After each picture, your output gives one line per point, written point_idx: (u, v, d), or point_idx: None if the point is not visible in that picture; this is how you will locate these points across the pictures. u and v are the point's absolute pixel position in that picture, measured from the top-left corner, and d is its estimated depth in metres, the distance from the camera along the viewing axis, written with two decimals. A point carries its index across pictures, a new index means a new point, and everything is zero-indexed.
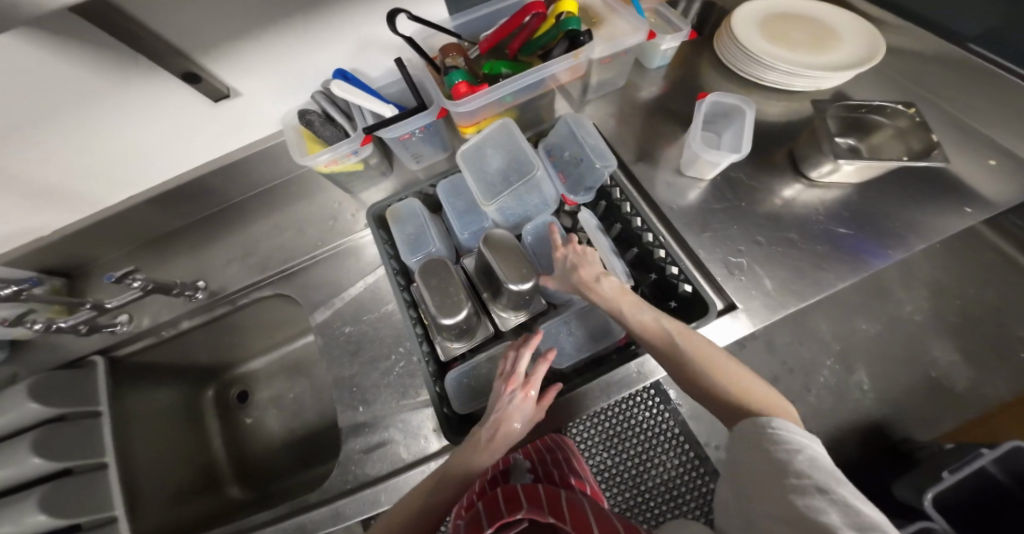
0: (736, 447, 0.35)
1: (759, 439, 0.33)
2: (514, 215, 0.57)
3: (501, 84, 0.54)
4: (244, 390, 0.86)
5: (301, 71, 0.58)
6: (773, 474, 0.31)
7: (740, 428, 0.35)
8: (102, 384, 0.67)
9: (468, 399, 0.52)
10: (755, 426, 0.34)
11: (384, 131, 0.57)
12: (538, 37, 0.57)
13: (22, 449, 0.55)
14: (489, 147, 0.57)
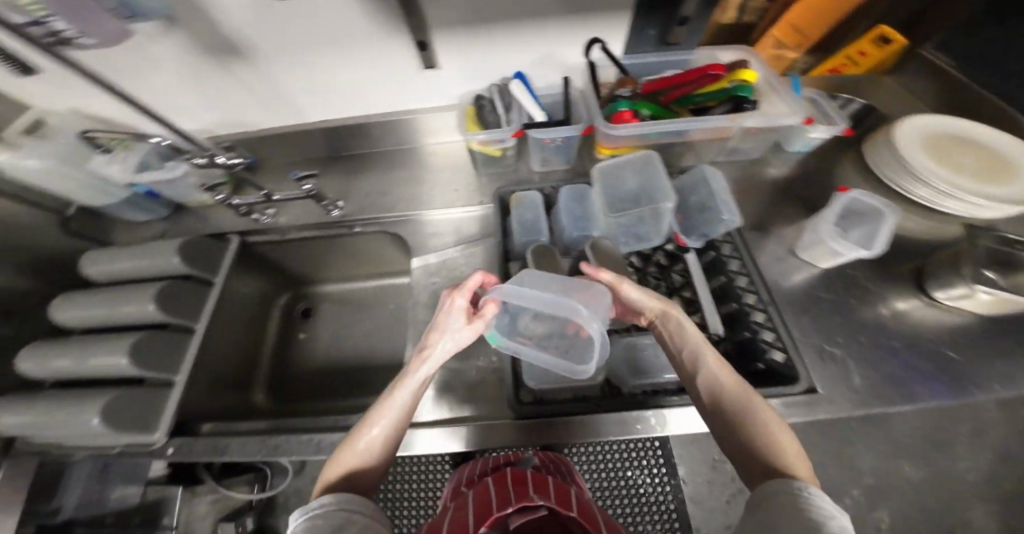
0: (758, 507, 0.31)
1: (792, 495, 0.30)
2: (627, 234, 0.61)
3: (653, 122, 0.60)
4: (309, 307, 0.99)
5: (492, 62, 0.69)
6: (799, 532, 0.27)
7: (768, 482, 0.32)
8: (225, 262, 0.76)
9: (536, 374, 0.57)
10: (788, 483, 0.31)
11: (537, 132, 0.65)
12: (700, 94, 0.62)
13: (148, 294, 0.62)
14: (628, 171, 0.63)
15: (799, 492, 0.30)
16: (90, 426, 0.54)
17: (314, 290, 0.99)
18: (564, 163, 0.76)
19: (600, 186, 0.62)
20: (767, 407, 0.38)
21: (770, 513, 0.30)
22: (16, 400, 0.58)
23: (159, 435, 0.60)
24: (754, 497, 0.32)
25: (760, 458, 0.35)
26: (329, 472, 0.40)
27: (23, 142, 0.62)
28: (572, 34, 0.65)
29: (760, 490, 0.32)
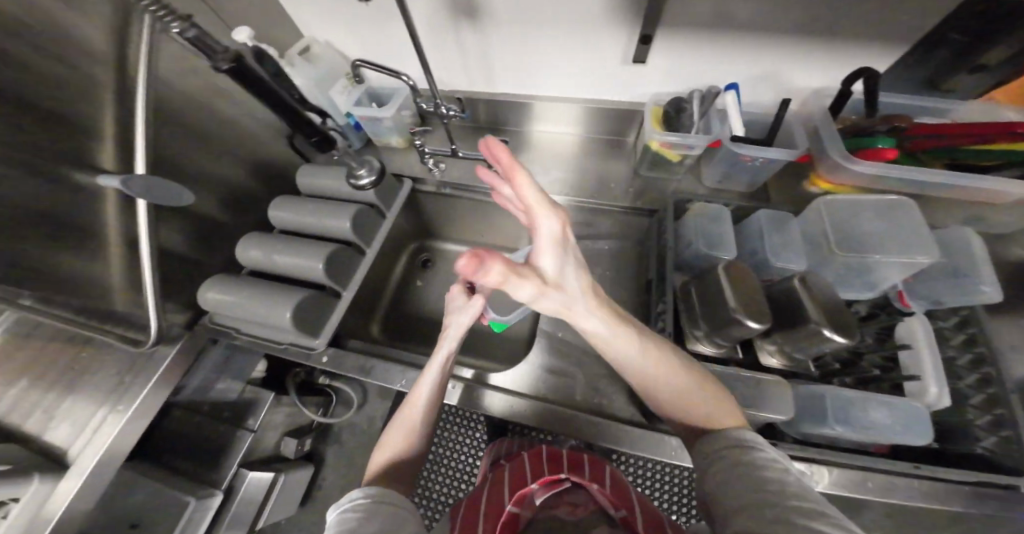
0: (709, 463, 0.42)
1: (733, 450, 0.41)
2: (843, 277, 0.56)
3: (920, 171, 0.56)
4: (428, 259, 1.09)
5: (703, 68, 0.67)
6: (752, 484, 0.37)
7: (714, 437, 0.43)
8: (397, 202, 0.87)
9: (707, 396, 0.53)
10: (736, 436, 0.42)
11: (737, 146, 0.59)
12: (966, 151, 0.57)
13: (343, 215, 0.73)
14: (867, 211, 0.56)
15: (738, 442, 0.42)
16: (280, 318, 0.63)
17: (433, 246, 1.09)
18: (745, 186, 0.67)
19: (832, 220, 0.56)
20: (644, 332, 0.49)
21: (727, 469, 0.40)
22: (223, 278, 0.68)
23: (319, 340, 0.68)
24: (710, 452, 0.42)
25: (700, 417, 0.45)
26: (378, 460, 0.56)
27: (294, 62, 0.75)
28: (806, 57, 0.62)
29: (711, 448, 0.42)
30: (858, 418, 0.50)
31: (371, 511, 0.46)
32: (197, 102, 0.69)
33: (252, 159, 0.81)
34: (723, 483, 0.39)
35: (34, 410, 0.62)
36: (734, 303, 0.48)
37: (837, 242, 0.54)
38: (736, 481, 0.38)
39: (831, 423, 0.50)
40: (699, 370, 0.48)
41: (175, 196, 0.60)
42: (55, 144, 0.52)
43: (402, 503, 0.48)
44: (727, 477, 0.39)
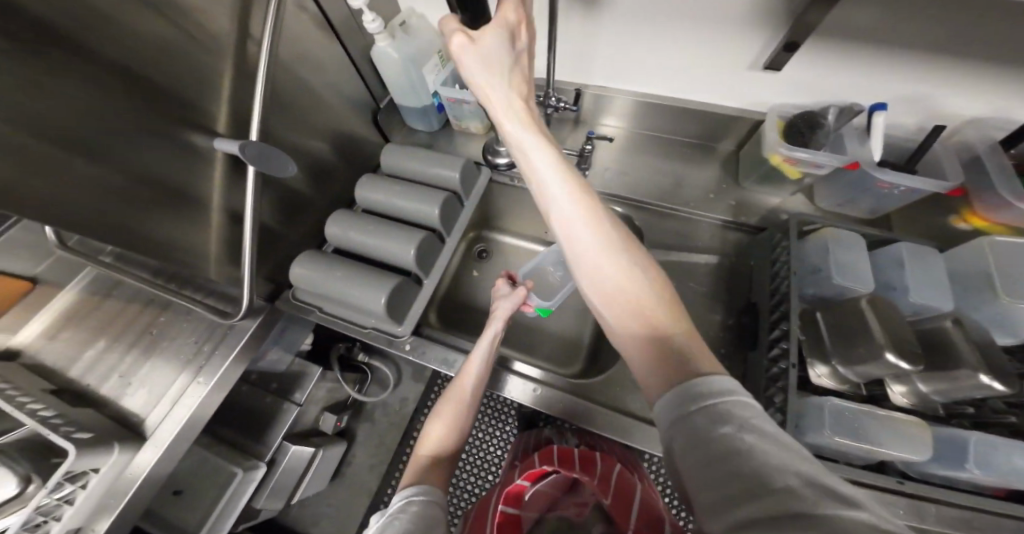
0: (676, 410, 0.33)
1: (701, 395, 0.32)
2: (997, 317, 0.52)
3: None
4: (483, 248, 1.02)
5: (850, 81, 0.56)
6: (718, 449, 0.29)
7: (669, 392, 0.34)
8: (478, 191, 0.84)
9: (841, 429, 0.51)
10: (699, 388, 0.33)
11: (878, 171, 0.54)
12: None
13: (438, 199, 0.73)
14: None
15: (713, 405, 0.32)
16: (375, 303, 0.63)
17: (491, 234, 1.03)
18: (864, 213, 0.64)
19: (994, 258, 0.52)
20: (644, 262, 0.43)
21: (692, 438, 0.31)
22: (313, 254, 0.69)
23: (404, 328, 0.67)
24: (675, 417, 0.33)
25: (649, 340, 0.39)
26: (418, 453, 0.58)
27: (398, 35, 0.72)
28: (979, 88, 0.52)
29: (676, 415, 0.33)
30: (997, 463, 0.49)
31: (403, 509, 0.48)
32: (300, 73, 0.66)
33: (339, 134, 0.79)
34: (692, 446, 0.30)
35: (113, 374, 0.65)
36: (880, 336, 0.49)
37: (1004, 287, 0.50)
38: (711, 466, 0.28)
39: (968, 467, 0.49)
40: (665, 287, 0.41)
41: (281, 166, 0.58)
42: (180, 112, 0.50)
43: (437, 500, 0.49)
44: (694, 432, 0.31)
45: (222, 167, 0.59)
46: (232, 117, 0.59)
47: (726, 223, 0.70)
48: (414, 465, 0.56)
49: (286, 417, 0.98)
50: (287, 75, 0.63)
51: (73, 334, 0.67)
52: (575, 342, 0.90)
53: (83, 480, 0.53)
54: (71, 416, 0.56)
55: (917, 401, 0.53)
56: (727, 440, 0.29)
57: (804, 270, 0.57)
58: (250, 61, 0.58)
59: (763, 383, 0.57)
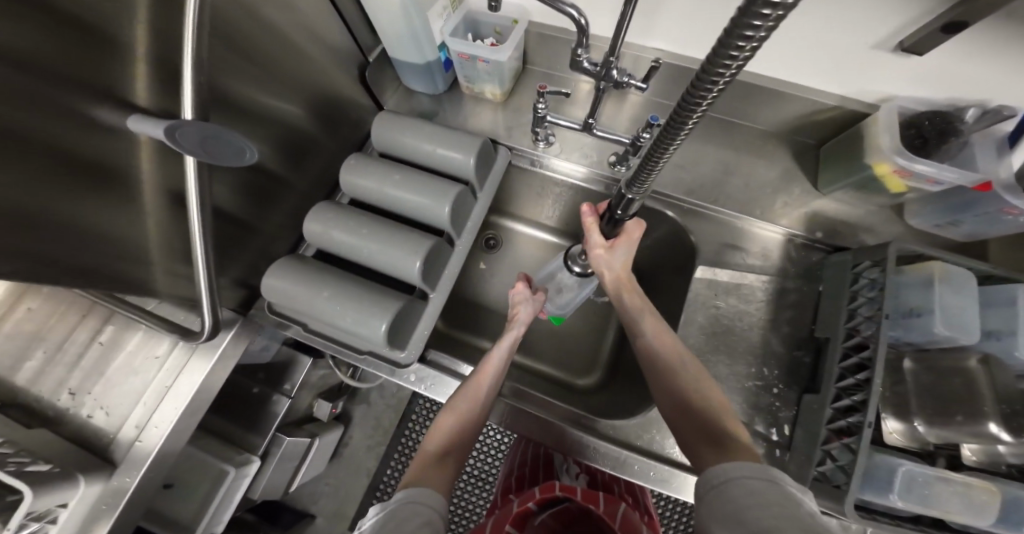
0: (731, 483, 0.38)
1: (753, 473, 0.38)
2: None
3: None
4: (491, 237, 0.89)
5: (999, 85, 0.43)
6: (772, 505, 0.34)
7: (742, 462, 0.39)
8: (492, 176, 0.69)
9: (910, 493, 0.47)
10: (754, 469, 0.38)
11: (1016, 197, 0.42)
12: None
13: (449, 195, 0.59)
14: None
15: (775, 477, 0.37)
16: (375, 329, 0.52)
17: (502, 221, 0.89)
18: (960, 237, 0.54)
19: None
20: (700, 370, 0.52)
21: (744, 497, 0.36)
22: (290, 260, 0.56)
23: (407, 355, 0.57)
24: (717, 482, 0.39)
25: (700, 432, 0.46)
26: (426, 448, 0.53)
27: None
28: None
29: (721, 480, 0.39)
30: None
31: (391, 512, 0.42)
32: (262, 14, 0.47)
33: (318, 96, 0.61)
34: (744, 499, 0.36)
35: (63, 390, 0.55)
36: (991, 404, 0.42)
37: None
38: (766, 511, 0.33)
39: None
40: (689, 360, 0.53)
41: (234, 154, 0.42)
42: (82, 75, 0.33)
43: (433, 506, 0.43)
44: (749, 493, 0.36)
45: (162, 153, 0.43)
46: (166, 77, 0.41)
47: (791, 235, 0.60)
48: (419, 463, 0.51)
49: (279, 409, 0.90)
50: (242, 16, 0.43)
51: (12, 331, 0.56)
52: (594, 352, 0.81)
53: (51, 516, 0.47)
54: (21, 443, 0.48)
55: (985, 459, 0.49)
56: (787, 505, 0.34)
57: (897, 312, 0.51)
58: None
59: (822, 434, 0.50)
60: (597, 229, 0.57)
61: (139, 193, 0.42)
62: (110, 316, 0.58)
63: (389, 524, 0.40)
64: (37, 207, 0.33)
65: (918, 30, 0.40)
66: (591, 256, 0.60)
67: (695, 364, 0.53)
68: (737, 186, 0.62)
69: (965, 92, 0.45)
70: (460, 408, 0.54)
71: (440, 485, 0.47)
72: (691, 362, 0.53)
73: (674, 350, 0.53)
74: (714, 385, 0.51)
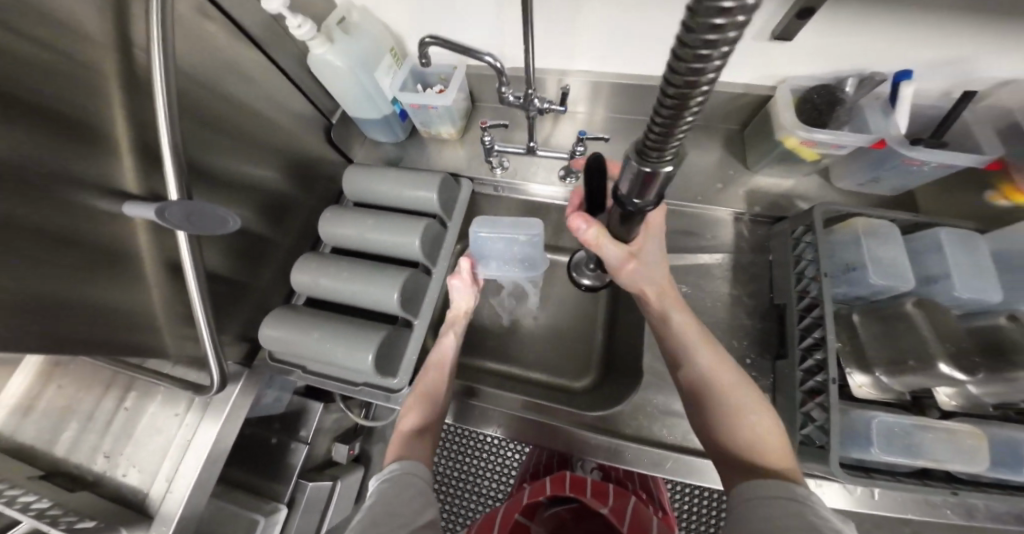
0: (760, 501, 0.38)
1: (786, 492, 0.38)
2: None
3: None
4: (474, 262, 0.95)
5: (871, 45, 0.48)
6: (797, 523, 0.35)
7: (775, 485, 0.39)
8: (458, 206, 0.76)
9: (893, 448, 0.45)
10: (781, 488, 0.39)
11: (905, 148, 0.48)
12: None
13: (416, 229, 0.65)
14: None
15: (806, 501, 0.37)
16: (363, 360, 0.57)
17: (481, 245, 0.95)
18: (889, 192, 0.58)
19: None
20: (754, 398, 0.48)
21: (765, 513, 0.37)
22: (283, 309, 0.62)
23: (399, 380, 0.62)
24: (740, 502, 0.40)
25: (743, 459, 0.44)
26: (403, 425, 0.56)
27: (336, 37, 0.62)
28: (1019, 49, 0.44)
29: (752, 496, 0.39)
30: None
31: (389, 479, 0.48)
32: (231, 96, 0.55)
33: (292, 159, 0.69)
34: (769, 514, 0.37)
35: (97, 455, 0.60)
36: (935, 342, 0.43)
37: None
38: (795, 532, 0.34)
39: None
40: (745, 386, 0.49)
41: (218, 223, 0.48)
42: (80, 175, 0.40)
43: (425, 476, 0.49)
44: (780, 510, 0.37)
45: (156, 230, 0.50)
46: (153, 166, 0.48)
47: (738, 215, 0.64)
48: (399, 436, 0.55)
49: (296, 458, 0.93)
50: (205, 93, 0.51)
51: (50, 407, 0.63)
52: (586, 355, 0.84)
53: None
54: (70, 504, 0.53)
55: (965, 403, 0.48)
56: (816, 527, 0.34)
57: (837, 270, 0.52)
58: (144, 74, 0.45)
59: (799, 397, 0.51)
60: (608, 242, 0.48)
61: (140, 265, 0.49)
62: (132, 382, 0.64)
63: (389, 489, 0.47)
64: (47, 285, 0.39)
65: (785, 14, 0.47)
66: (622, 273, 0.54)
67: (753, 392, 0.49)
68: (679, 177, 0.68)
69: (845, 60, 0.51)
70: (422, 399, 0.57)
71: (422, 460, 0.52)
72: (744, 386, 0.49)
73: (727, 381, 0.49)
74: (772, 415, 0.47)
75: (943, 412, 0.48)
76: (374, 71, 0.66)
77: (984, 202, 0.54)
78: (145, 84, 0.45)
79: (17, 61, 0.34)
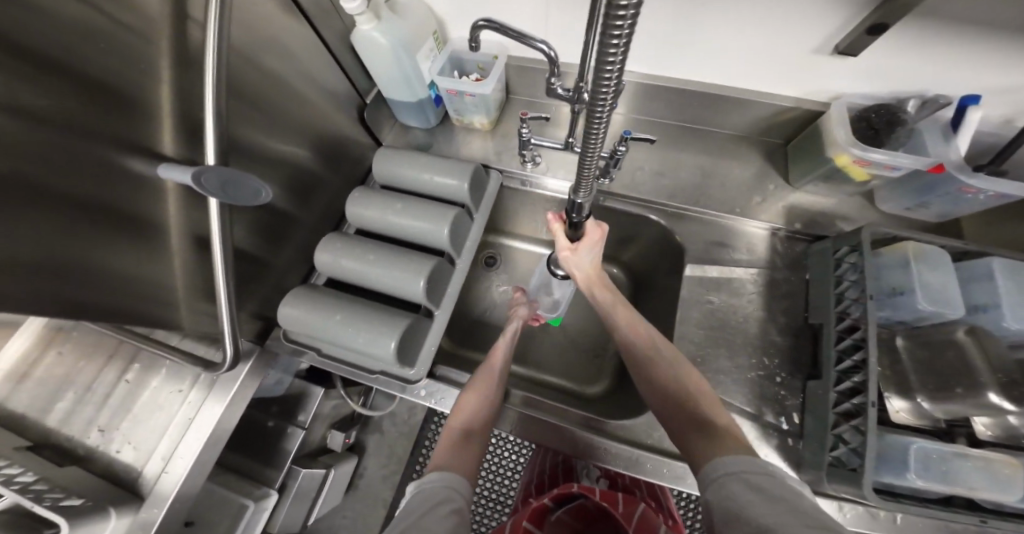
0: (722, 477, 0.39)
1: (744, 466, 0.39)
2: None
3: None
4: (491, 256, 0.93)
5: (933, 73, 0.48)
6: (766, 499, 0.35)
7: (727, 457, 0.41)
8: (487, 198, 0.74)
9: (929, 473, 0.44)
10: (747, 462, 0.39)
11: (966, 174, 0.47)
12: None
13: (445, 217, 0.63)
14: None
15: (771, 475, 0.38)
16: (385, 348, 0.55)
17: (501, 240, 0.93)
18: (933, 217, 0.58)
19: None
20: (673, 352, 0.55)
21: (740, 494, 0.37)
22: (304, 288, 0.60)
23: (417, 371, 0.60)
24: (712, 479, 0.40)
25: (684, 415, 0.49)
26: (452, 424, 0.56)
27: (384, 14, 0.60)
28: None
29: (718, 473, 0.40)
30: None
31: (426, 492, 0.45)
32: (274, 65, 0.53)
33: (323, 137, 0.67)
34: (738, 494, 0.37)
35: (91, 429, 0.58)
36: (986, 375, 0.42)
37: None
38: (767, 509, 0.34)
39: None
40: (662, 343, 0.57)
41: (250, 193, 0.46)
42: (116, 134, 0.38)
43: (459, 491, 0.46)
44: (745, 489, 0.37)
45: (184, 198, 0.47)
46: (188, 131, 0.46)
47: (774, 229, 0.63)
48: (446, 440, 0.54)
49: (292, 443, 0.88)
50: (250, 69, 0.50)
51: (47, 374, 0.60)
52: (601, 360, 0.83)
53: None
54: (56, 479, 0.50)
55: (1000, 432, 0.46)
56: (793, 505, 0.34)
57: (882, 292, 0.51)
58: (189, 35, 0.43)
59: (831, 418, 0.49)
60: (562, 233, 0.62)
61: (163, 239, 0.46)
62: (135, 355, 0.62)
63: (424, 503, 0.44)
64: (66, 247, 0.36)
65: (851, 30, 0.46)
66: (561, 260, 0.66)
67: (670, 347, 0.56)
68: (715, 187, 0.67)
69: (906, 83, 0.50)
70: (473, 398, 0.58)
71: (466, 467, 0.50)
72: (661, 342, 0.57)
73: (646, 340, 0.57)
74: (693, 369, 0.53)
75: (973, 442, 0.47)
76: (417, 54, 0.64)
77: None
78: (197, 58, 0.44)
79: (64, 23, 0.32)
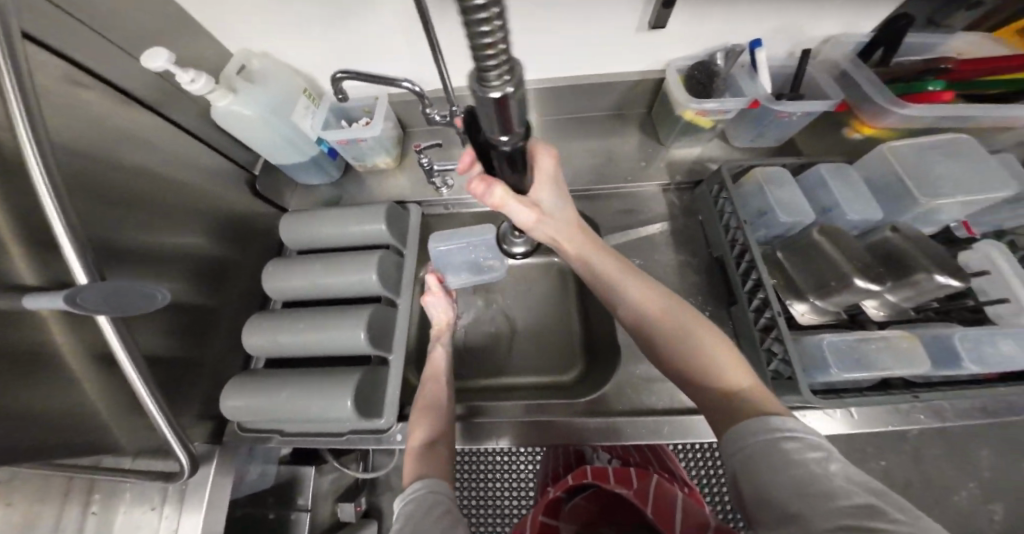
0: (749, 452, 0.36)
1: (763, 433, 0.36)
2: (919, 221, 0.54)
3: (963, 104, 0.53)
4: None
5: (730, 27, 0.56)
6: (793, 481, 0.32)
7: (752, 427, 0.37)
8: (411, 233, 0.76)
9: (849, 367, 0.49)
10: (765, 427, 0.37)
11: (775, 104, 0.56)
12: (979, 81, 0.55)
13: (370, 264, 0.64)
14: (936, 154, 0.54)
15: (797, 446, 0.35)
16: (342, 408, 0.55)
17: None
18: (775, 142, 0.66)
19: (898, 159, 0.54)
20: (688, 313, 0.51)
21: (763, 471, 0.34)
22: (240, 378, 0.59)
23: (386, 420, 0.61)
24: (735, 451, 0.38)
25: (708, 382, 0.45)
26: (412, 441, 0.56)
27: (237, 85, 0.61)
28: (839, 13, 0.54)
29: (739, 445, 0.37)
30: (988, 354, 0.48)
31: (413, 501, 0.47)
32: (135, 162, 0.52)
33: (218, 219, 0.66)
34: (768, 476, 0.34)
35: None
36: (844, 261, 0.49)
37: (918, 187, 0.51)
38: (789, 489, 0.32)
39: (965, 365, 0.48)
40: (674, 307, 0.52)
41: (145, 301, 0.40)
42: None
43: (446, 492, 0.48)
44: (770, 467, 0.34)
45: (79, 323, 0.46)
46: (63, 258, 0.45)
47: (666, 186, 0.70)
48: (409, 459, 0.55)
49: (301, 527, 0.86)
50: (115, 178, 0.49)
51: None
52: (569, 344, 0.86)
53: None
54: None
55: (891, 311, 0.53)
56: (820, 479, 0.32)
57: (755, 216, 0.58)
58: None
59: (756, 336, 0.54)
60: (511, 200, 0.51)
61: (69, 365, 0.45)
62: (91, 490, 0.58)
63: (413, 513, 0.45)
64: None
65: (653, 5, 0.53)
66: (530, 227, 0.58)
67: (683, 309, 0.51)
68: (607, 162, 0.73)
69: (715, 39, 0.59)
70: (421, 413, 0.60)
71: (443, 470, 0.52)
72: (678, 307, 0.52)
73: (656, 309, 0.52)
74: (712, 330, 0.49)
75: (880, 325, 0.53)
76: (290, 115, 0.65)
77: (843, 139, 0.66)
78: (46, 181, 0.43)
79: None
